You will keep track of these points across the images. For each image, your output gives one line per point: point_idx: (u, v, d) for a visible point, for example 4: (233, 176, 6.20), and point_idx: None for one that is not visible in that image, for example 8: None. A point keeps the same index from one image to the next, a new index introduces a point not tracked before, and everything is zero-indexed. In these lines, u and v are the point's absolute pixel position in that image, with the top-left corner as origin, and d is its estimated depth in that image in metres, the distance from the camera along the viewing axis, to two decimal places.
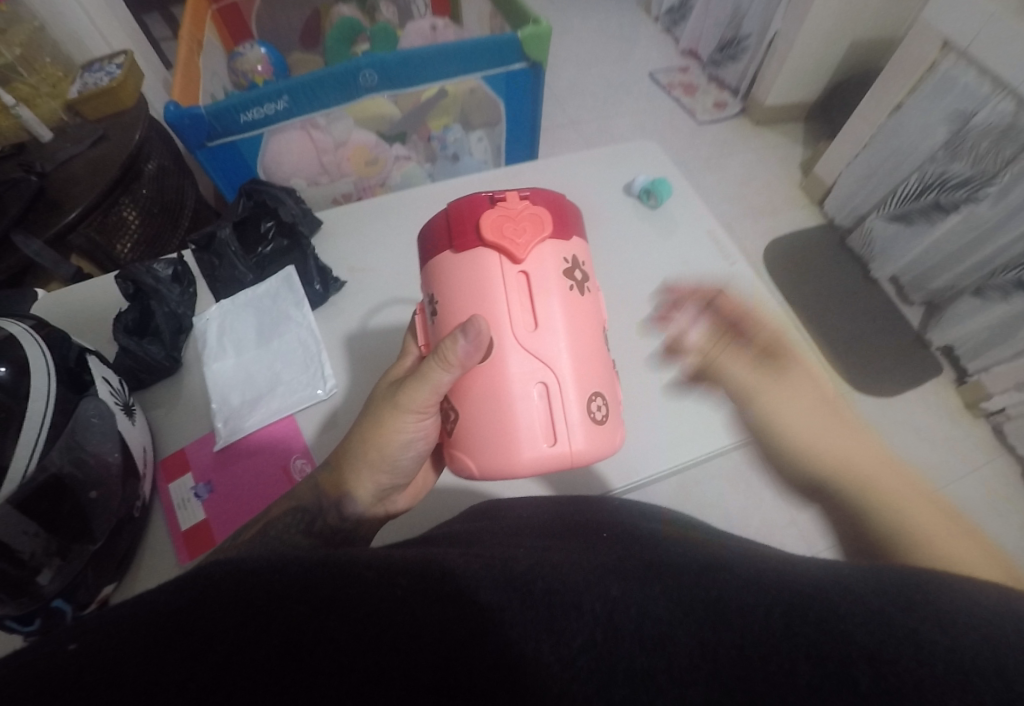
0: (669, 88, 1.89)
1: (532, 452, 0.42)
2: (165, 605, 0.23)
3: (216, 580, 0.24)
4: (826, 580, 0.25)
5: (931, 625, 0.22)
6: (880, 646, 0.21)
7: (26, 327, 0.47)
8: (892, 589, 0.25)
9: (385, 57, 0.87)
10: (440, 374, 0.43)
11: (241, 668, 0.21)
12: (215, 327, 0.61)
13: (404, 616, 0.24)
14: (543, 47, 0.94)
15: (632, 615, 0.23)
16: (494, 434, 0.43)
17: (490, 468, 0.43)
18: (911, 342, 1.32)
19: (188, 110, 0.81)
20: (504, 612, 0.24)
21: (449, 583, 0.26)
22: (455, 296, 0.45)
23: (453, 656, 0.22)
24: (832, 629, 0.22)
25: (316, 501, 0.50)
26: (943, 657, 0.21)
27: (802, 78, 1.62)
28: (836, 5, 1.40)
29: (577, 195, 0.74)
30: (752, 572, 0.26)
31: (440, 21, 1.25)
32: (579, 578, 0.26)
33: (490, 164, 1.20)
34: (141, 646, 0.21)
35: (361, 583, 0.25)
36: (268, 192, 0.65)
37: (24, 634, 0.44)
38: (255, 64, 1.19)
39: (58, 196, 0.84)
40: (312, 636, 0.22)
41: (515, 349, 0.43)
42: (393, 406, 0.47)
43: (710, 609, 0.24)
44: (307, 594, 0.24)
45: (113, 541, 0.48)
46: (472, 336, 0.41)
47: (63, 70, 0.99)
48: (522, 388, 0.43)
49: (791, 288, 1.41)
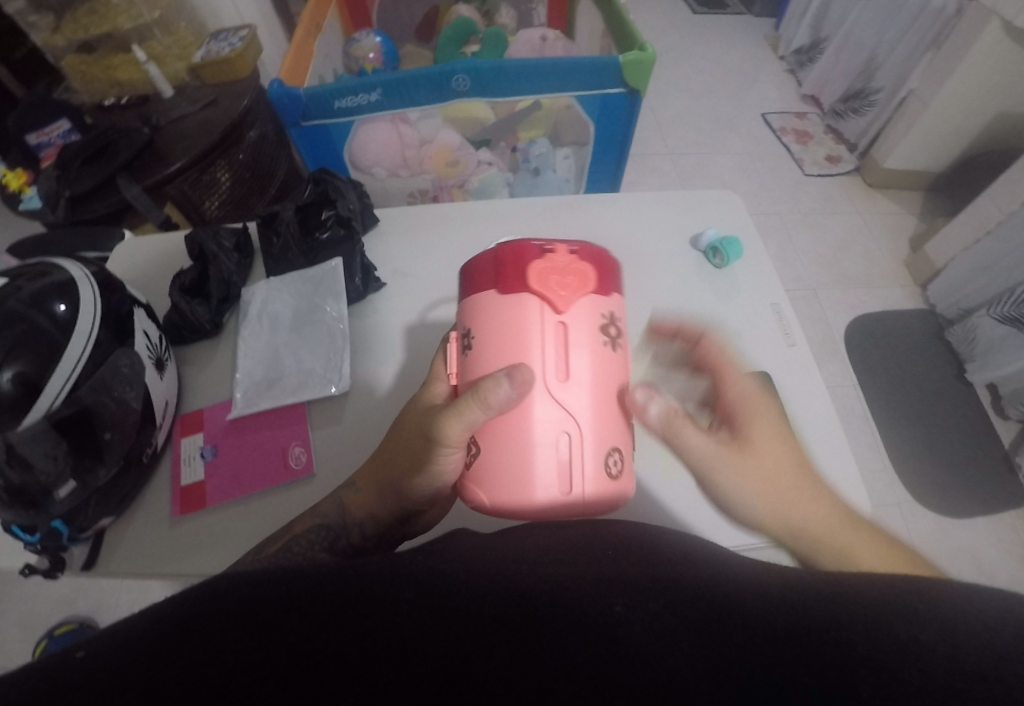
0: (780, 132, 1.78)
1: (546, 500, 0.40)
2: (165, 617, 0.21)
3: (220, 584, 0.22)
4: (860, 580, 0.22)
5: (935, 629, 0.19)
6: (881, 654, 0.18)
7: (90, 271, 0.52)
8: (904, 582, 0.21)
9: (480, 64, 0.88)
10: (475, 413, 0.41)
11: (252, 677, 0.19)
12: (256, 303, 0.63)
13: (408, 630, 0.21)
14: (644, 75, 0.91)
15: (636, 641, 0.20)
16: (507, 478, 0.41)
17: (498, 506, 0.41)
18: (997, 463, 1.16)
19: (289, 90, 0.87)
20: (506, 630, 0.21)
21: (452, 595, 0.23)
22: (486, 333, 0.43)
23: (464, 667, 0.20)
24: (833, 636, 0.19)
25: (339, 519, 0.49)
26: (946, 664, 0.18)
27: (931, 147, 1.47)
28: (985, 73, 1.27)
29: (642, 239, 0.71)
30: (768, 587, 0.22)
31: (551, 33, 1.25)
32: (582, 591, 0.23)
33: (571, 184, 1.16)
34: (143, 659, 0.19)
35: (369, 594, 0.22)
36: (333, 183, 0.68)
37: (28, 546, 0.48)
38: (367, 51, 1.24)
39: (164, 150, 0.93)
40: (322, 648, 0.20)
41: (543, 398, 0.41)
42: (423, 436, 0.45)
43: (713, 632, 0.20)
44: (314, 603, 0.21)
45: (118, 481, 0.50)
46: (516, 382, 0.40)
47: (195, 35, 1.09)
48: (544, 436, 0.41)
49: (867, 373, 1.28)
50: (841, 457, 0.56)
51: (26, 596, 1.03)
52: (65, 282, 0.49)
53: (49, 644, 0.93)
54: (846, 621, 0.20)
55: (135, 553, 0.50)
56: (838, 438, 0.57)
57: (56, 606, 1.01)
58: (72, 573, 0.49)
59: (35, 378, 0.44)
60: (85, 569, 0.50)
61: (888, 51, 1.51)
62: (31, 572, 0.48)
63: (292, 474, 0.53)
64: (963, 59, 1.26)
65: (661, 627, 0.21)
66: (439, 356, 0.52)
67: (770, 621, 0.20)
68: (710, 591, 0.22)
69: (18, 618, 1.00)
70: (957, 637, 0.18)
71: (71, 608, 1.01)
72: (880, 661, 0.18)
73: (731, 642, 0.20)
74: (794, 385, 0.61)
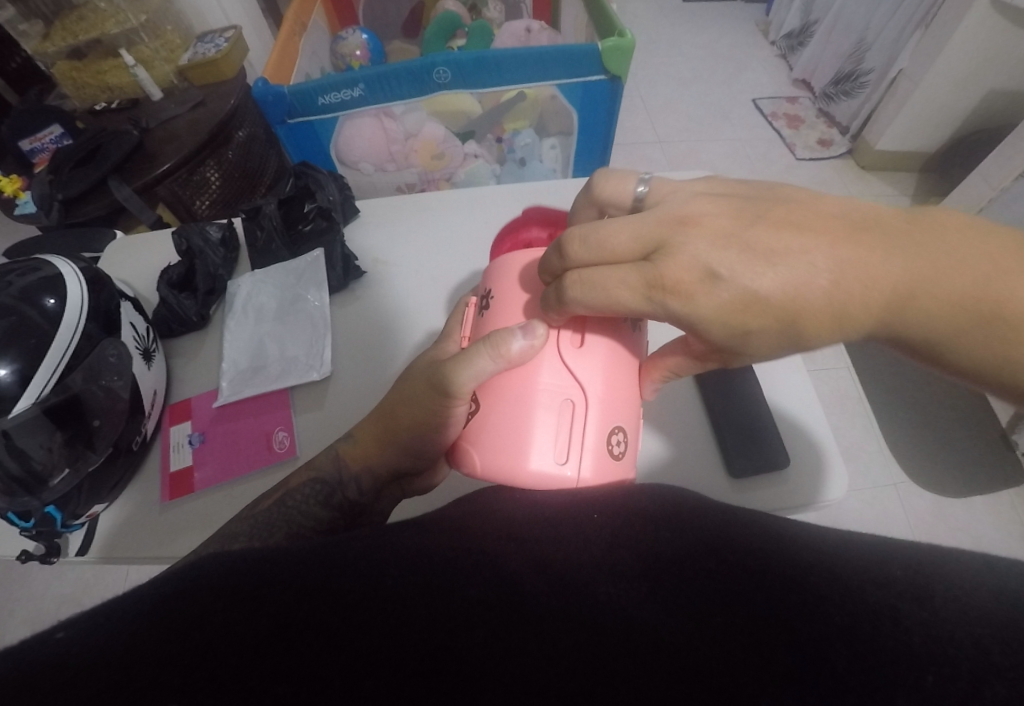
0: (772, 117, 1.77)
1: (538, 464, 0.39)
2: (150, 598, 0.22)
3: (202, 568, 0.23)
4: (841, 557, 0.23)
5: (913, 600, 0.20)
6: (862, 626, 0.20)
7: (78, 267, 0.54)
8: (900, 575, 0.21)
9: (460, 56, 0.89)
10: (486, 364, 0.41)
11: (231, 649, 0.20)
12: (242, 294, 0.66)
13: (391, 605, 0.22)
14: (624, 61, 0.91)
15: (619, 605, 0.22)
16: (504, 439, 0.40)
17: (489, 468, 0.41)
18: (996, 439, 1.13)
19: (274, 88, 0.89)
20: (487, 612, 0.22)
21: (438, 569, 0.24)
22: (510, 293, 0.45)
23: (445, 640, 0.21)
24: (814, 608, 0.21)
25: (336, 474, 0.51)
26: (927, 634, 0.19)
27: (921, 128, 1.47)
28: (974, 49, 1.26)
29: None
30: (748, 553, 0.23)
31: (536, 25, 1.25)
32: (570, 565, 0.24)
33: (558, 173, 1.16)
34: (128, 637, 0.20)
35: (353, 571, 0.23)
36: (314, 177, 0.70)
37: (22, 531, 0.51)
38: (354, 48, 1.26)
39: (154, 152, 0.96)
40: (301, 620, 0.21)
41: (553, 360, 0.41)
42: (430, 389, 0.45)
43: (689, 614, 0.21)
44: (296, 581, 0.22)
45: (108, 468, 0.52)
46: (533, 335, 0.40)
47: (181, 37, 1.12)
48: (548, 400, 0.40)
49: (865, 353, 1.25)
50: (814, 433, 0.59)
51: (30, 593, 1.05)
52: (54, 277, 0.51)
53: None
54: (826, 593, 0.21)
55: (126, 537, 0.52)
56: (809, 413, 0.60)
57: (62, 603, 1.04)
58: (68, 557, 0.51)
59: (30, 371, 0.46)
60: (80, 554, 0.52)
61: (876, 31, 1.51)
62: (28, 557, 0.50)
63: (277, 455, 0.55)
64: (951, 35, 1.25)
65: (654, 608, 0.22)
66: (456, 317, 0.53)
67: (751, 602, 0.21)
68: (691, 564, 0.23)
69: (25, 614, 1.03)
70: (933, 604, 0.20)
71: (75, 604, 1.03)
72: (857, 629, 0.20)
73: (716, 623, 0.21)
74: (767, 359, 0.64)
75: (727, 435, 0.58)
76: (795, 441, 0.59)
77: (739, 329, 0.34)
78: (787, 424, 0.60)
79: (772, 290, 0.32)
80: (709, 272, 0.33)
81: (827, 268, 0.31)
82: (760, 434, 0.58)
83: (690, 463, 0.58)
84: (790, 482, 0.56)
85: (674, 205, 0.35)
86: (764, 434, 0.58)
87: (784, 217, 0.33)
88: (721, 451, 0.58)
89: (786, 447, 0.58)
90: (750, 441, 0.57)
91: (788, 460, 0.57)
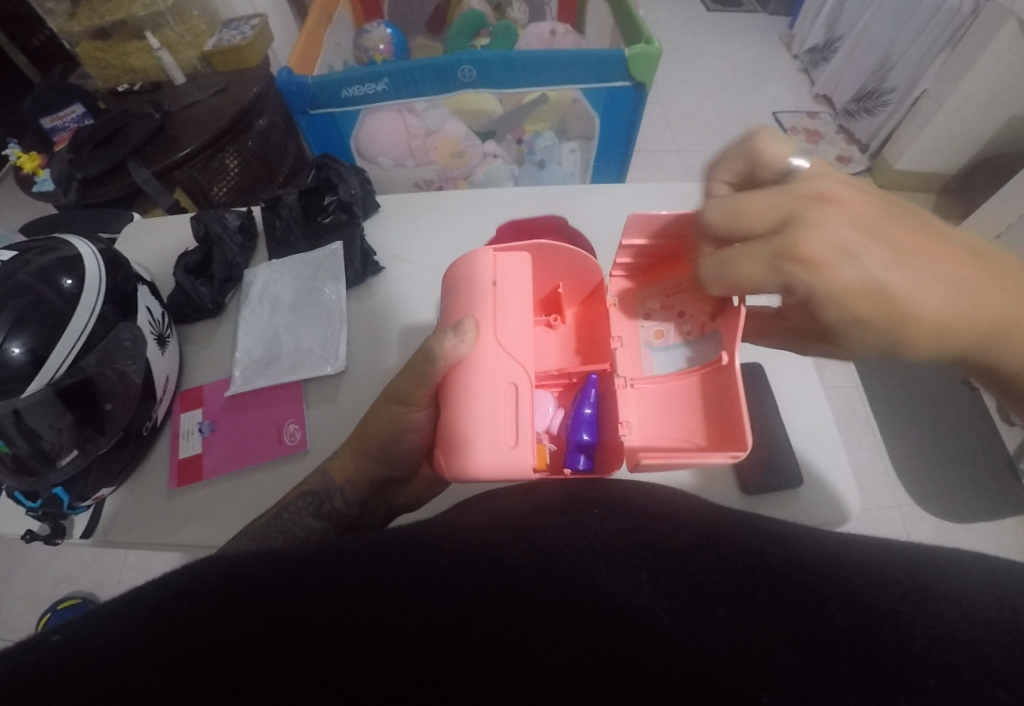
0: (791, 131, 1.76)
1: (489, 454, 0.42)
2: (146, 600, 0.22)
3: (199, 570, 0.23)
4: (843, 560, 0.22)
5: (917, 604, 0.20)
6: (867, 628, 0.19)
7: (97, 248, 0.54)
8: (899, 580, 0.21)
9: (486, 56, 0.89)
10: (431, 366, 0.45)
11: (227, 652, 0.20)
12: (258, 284, 0.65)
13: (389, 604, 0.21)
14: (650, 69, 0.90)
15: (618, 595, 0.21)
16: (459, 431, 0.43)
17: (448, 464, 0.44)
18: (1004, 466, 1.12)
19: (297, 78, 0.89)
20: (481, 602, 0.21)
21: (433, 564, 0.23)
22: (452, 304, 0.51)
23: (439, 640, 0.20)
24: (819, 610, 0.20)
25: (324, 484, 0.50)
26: (932, 640, 0.19)
27: (942, 149, 1.46)
28: (1001, 73, 1.25)
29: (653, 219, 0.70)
30: (748, 557, 0.22)
31: (561, 27, 1.24)
32: (567, 557, 0.23)
33: (577, 177, 1.15)
34: (123, 643, 0.20)
35: (349, 569, 0.23)
36: (336, 168, 0.70)
37: (28, 510, 0.50)
38: (378, 42, 1.25)
39: (173, 136, 0.96)
40: (297, 622, 0.21)
41: (489, 349, 0.45)
42: (389, 398, 0.48)
43: (687, 609, 0.20)
44: (292, 580, 0.22)
45: (117, 452, 0.52)
46: (462, 332, 0.44)
47: (206, 23, 1.11)
48: (491, 390, 0.44)
49: (876, 372, 1.24)
50: (829, 448, 0.59)
51: (29, 571, 1.05)
52: (72, 258, 0.51)
53: (49, 618, 0.95)
54: (829, 593, 0.20)
55: (130, 522, 0.52)
56: (826, 432, 0.59)
57: (60, 582, 1.03)
58: (72, 540, 0.51)
59: (43, 351, 0.45)
60: (84, 537, 0.51)
61: (902, 50, 1.51)
62: (33, 537, 0.50)
63: (287, 448, 0.55)
64: (978, 58, 1.24)
65: (651, 597, 0.21)
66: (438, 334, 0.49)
67: (754, 596, 0.20)
68: (692, 559, 0.22)
69: (23, 591, 1.03)
70: (936, 607, 0.19)
71: (74, 584, 1.03)
72: (864, 633, 0.19)
73: (713, 614, 0.20)
74: (784, 371, 0.64)
75: (742, 451, 0.57)
76: (809, 455, 0.58)
77: (846, 316, 0.33)
78: (802, 441, 0.59)
79: (894, 288, 0.31)
80: (836, 264, 0.31)
81: (945, 283, 0.31)
82: (775, 451, 0.57)
83: (702, 476, 0.57)
84: (803, 501, 0.55)
85: (819, 181, 0.34)
86: (779, 451, 0.57)
87: (916, 229, 0.32)
88: (734, 466, 0.57)
89: (800, 465, 0.57)
90: (765, 458, 0.57)
91: (802, 479, 0.56)
